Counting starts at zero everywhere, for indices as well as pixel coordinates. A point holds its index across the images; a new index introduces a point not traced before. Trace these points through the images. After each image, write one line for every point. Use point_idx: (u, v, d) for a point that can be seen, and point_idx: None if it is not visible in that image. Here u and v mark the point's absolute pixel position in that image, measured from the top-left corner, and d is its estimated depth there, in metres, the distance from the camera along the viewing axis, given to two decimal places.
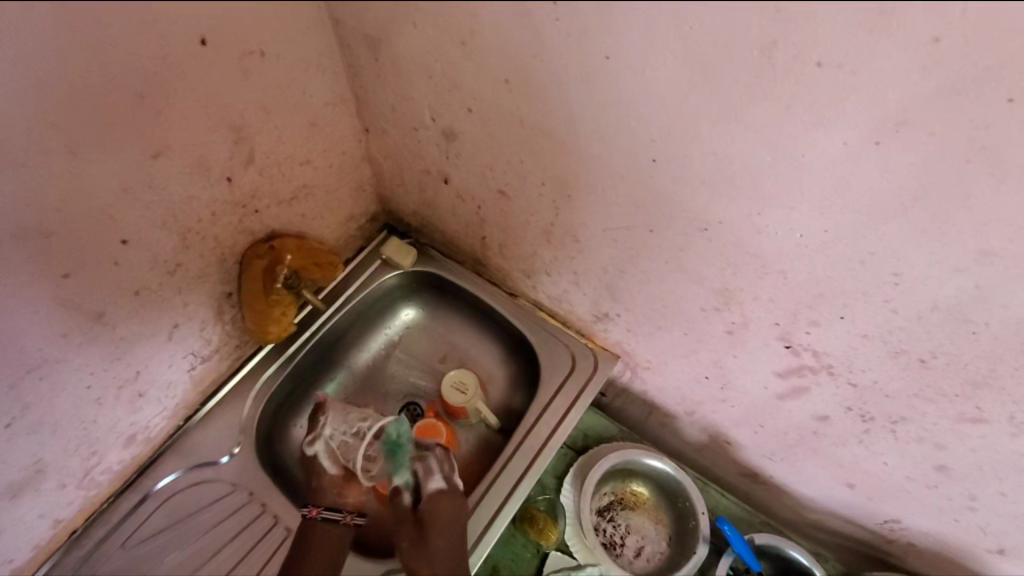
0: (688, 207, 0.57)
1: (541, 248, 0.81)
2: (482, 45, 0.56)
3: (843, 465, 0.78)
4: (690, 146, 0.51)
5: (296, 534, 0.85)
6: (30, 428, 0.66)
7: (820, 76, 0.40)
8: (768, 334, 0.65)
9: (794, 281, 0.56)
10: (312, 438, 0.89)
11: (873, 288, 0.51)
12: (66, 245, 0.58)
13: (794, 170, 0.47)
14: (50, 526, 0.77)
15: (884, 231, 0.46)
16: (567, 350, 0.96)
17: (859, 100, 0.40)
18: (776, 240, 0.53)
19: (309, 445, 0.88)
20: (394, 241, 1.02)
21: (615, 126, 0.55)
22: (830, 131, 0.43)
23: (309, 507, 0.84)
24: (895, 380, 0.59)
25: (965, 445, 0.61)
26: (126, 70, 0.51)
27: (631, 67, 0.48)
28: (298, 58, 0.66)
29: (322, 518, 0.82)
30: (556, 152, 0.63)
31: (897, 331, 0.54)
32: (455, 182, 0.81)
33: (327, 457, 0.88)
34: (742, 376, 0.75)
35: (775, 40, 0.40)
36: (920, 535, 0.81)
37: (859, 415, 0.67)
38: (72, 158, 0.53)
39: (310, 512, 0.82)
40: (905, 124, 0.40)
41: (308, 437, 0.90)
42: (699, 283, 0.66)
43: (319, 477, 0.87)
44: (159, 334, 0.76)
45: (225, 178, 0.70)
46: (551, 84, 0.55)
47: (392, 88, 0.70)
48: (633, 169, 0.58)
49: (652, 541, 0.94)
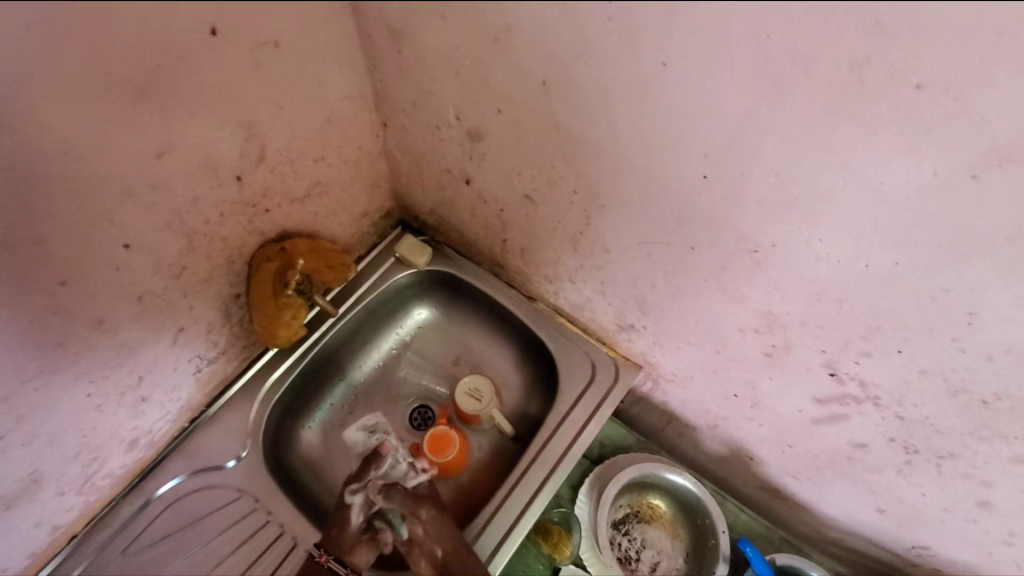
0: (737, 227, 0.53)
1: (567, 255, 0.77)
2: (520, 43, 0.51)
3: (874, 491, 0.75)
4: (749, 165, 0.46)
5: (303, 545, 0.81)
6: (27, 438, 0.63)
7: (916, 100, 0.35)
8: (811, 359, 0.61)
9: (849, 310, 0.52)
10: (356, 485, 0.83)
11: (941, 325, 0.47)
12: (63, 251, 0.53)
13: (867, 198, 0.42)
14: (50, 531, 0.75)
15: (964, 268, 0.42)
16: (587, 359, 0.92)
17: (959, 130, 0.35)
18: (836, 267, 0.49)
19: (350, 491, 0.82)
20: (408, 238, 0.98)
21: (666, 140, 0.50)
22: (918, 159, 0.38)
23: (319, 548, 0.78)
24: (949, 416, 0.56)
25: (1016, 485, 0.58)
26: (126, 64, 0.46)
27: (689, 77, 0.44)
28: (315, 50, 0.61)
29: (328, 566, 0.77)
30: (592, 161, 0.58)
31: (959, 370, 0.50)
32: (477, 183, 0.76)
33: (361, 509, 0.81)
34: (775, 398, 0.72)
35: (868, 56, 0.35)
36: (949, 563, 0.78)
37: (903, 446, 0.63)
38: (69, 159, 0.48)
39: (319, 556, 0.77)
40: (1010, 159, 0.35)
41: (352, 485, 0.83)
42: (740, 304, 0.61)
43: (340, 525, 0.80)
44: (163, 338, 0.72)
45: (234, 178, 0.65)
46: (593, 90, 0.50)
47: (415, 83, 0.65)
48: (680, 184, 0.53)
49: (668, 556, 0.92)
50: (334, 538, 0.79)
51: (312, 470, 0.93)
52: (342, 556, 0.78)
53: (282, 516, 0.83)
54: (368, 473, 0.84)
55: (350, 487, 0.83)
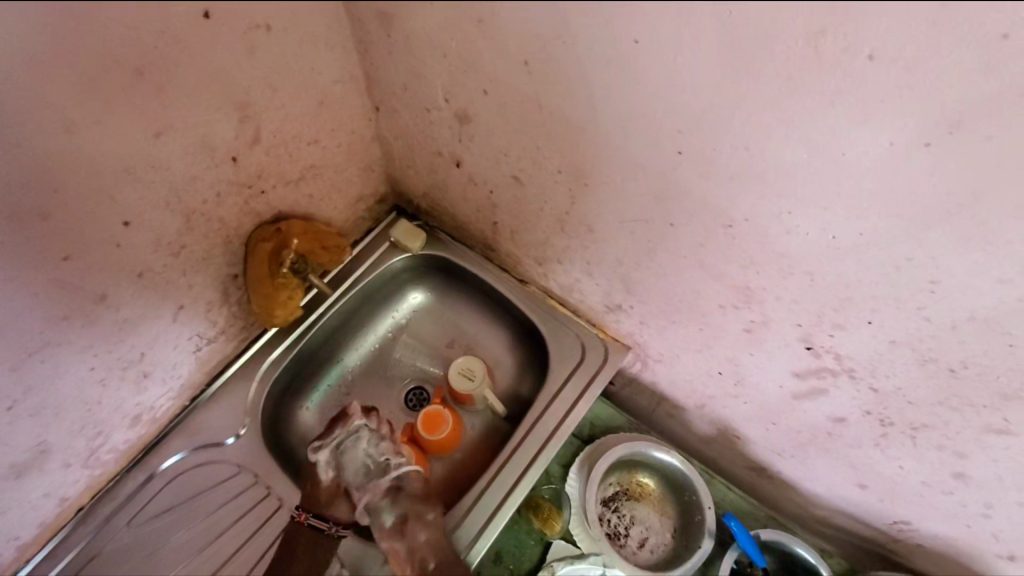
0: (713, 203, 0.54)
1: (555, 236, 0.79)
2: (501, 24, 0.52)
3: (855, 466, 0.77)
4: (720, 139, 0.48)
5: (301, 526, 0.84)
6: (35, 409, 0.65)
7: (870, 71, 0.37)
8: (789, 334, 0.63)
9: (821, 283, 0.54)
10: (319, 444, 0.89)
11: (907, 295, 0.49)
12: (67, 227, 0.56)
13: (830, 169, 0.44)
14: (57, 503, 0.78)
15: (924, 237, 0.44)
16: (577, 340, 0.94)
17: (912, 99, 0.37)
18: (806, 239, 0.51)
19: (313, 450, 0.87)
20: (403, 223, 1.00)
21: (641, 116, 0.52)
22: (876, 128, 0.40)
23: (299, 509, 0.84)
24: (920, 387, 0.57)
25: (987, 455, 0.59)
26: (123, 45, 0.48)
27: (660, 54, 0.45)
28: (306, 34, 0.63)
29: (307, 525, 0.82)
30: (574, 140, 0.60)
31: (926, 339, 0.52)
32: (467, 166, 0.78)
33: (326, 467, 0.87)
34: (758, 374, 0.74)
35: (823, 29, 0.37)
36: (928, 537, 0.80)
37: (878, 419, 0.65)
38: (71, 137, 0.51)
39: (298, 516, 0.82)
40: (959, 126, 0.37)
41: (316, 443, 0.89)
42: (719, 280, 0.63)
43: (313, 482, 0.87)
44: (163, 316, 0.74)
45: (230, 159, 0.67)
46: (572, 69, 0.52)
47: (404, 66, 0.67)
48: (657, 161, 0.55)
49: (656, 532, 0.94)
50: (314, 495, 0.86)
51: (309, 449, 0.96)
52: (320, 511, 0.84)
53: (280, 491, 0.86)
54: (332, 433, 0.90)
55: (314, 446, 0.89)
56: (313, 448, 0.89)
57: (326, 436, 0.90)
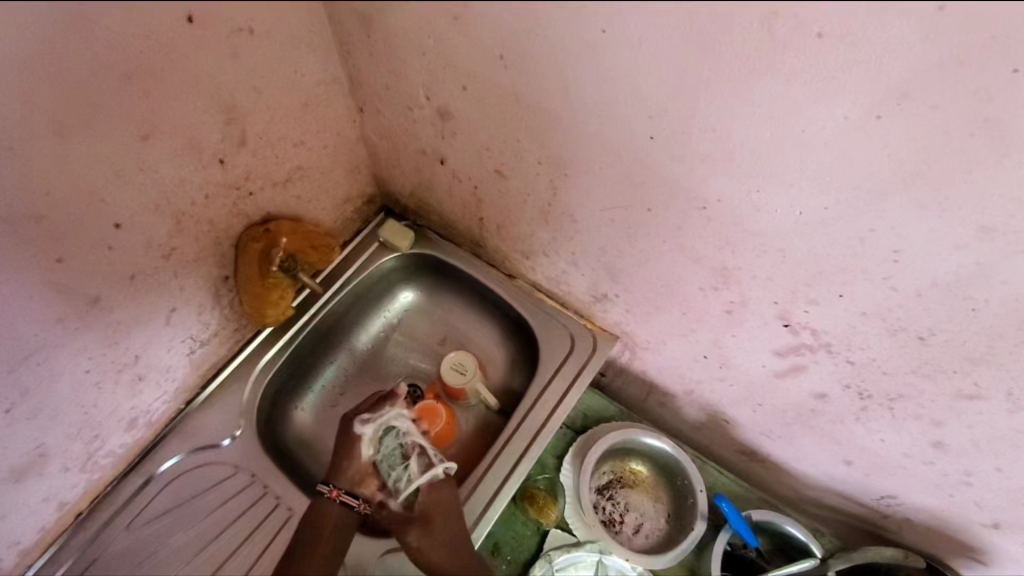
0: (687, 186, 0.56)
1: (540, 228, 0.81)
2: (475, 19, 0.54)
3: (839, 443, 0.79)
4: (688, 123, 0.50)
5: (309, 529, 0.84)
6: (31, 412, 0.66)
7: (820, 49, 0.39)
8: (767, 312, 0.65)
9: (793, 259, 0.56)
10: (367, 418, 0.88)
11: (873, 266, 0.51)
12: (59, 229, 0.57)
13: (793, 145, 0.46)
14: (56, 508, 0.78)
15: (884, 206, 0.46)
16: (565, 331, 0.96)
17: (861, 73, 0.39)
18: (775, 216, 0.53)
19: (360, 423, 0.87)
20: (391, 223, 1.02)
21: (613, 104, 0.54)
22: (830, 104, 0.42)
23: (330, 484, 0.84)
24: (894, 357, 0.59)
25: (961, 422, 0.62)
26: (111, 49, 0.50)
27: (626, 43, 0.47)
28: (289, 36, 0.65)
29: (340, 500, 0.82)
30: (551, 131, 0.62)
31: (895, 309, 0.54)
32: (451, 162, 0.80)
33: (369, 441, 0.86)
34: (741, 355, 0.75)
35: (775, 10, 0.39)
36: (915, 510, 0.82)
37: (858, 392, 0.67)
38: (60, 140, 0.52)
39: (331, 491, 0.82)
40: (907, 97, 0.39)
41: (364, 417, 0.88)
42: (697, 262, 0.65)
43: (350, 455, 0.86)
44: (156, 318, 0.76)
45: (218, 160, 0.69)
46: (545, 61, 0.54)
47: (385, 66, 0.69)
48: (631, 148, 0.57)
49: (651, 518, 0.95)
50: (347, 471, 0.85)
51: (305, 448, 0.97)
52: (352, 489, 0.83)
53: (278, 489, 0.86)
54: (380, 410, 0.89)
55: (361, 418, 0.88)
56: (359, 420, 0.88)
57: (374, 412, 0.89)
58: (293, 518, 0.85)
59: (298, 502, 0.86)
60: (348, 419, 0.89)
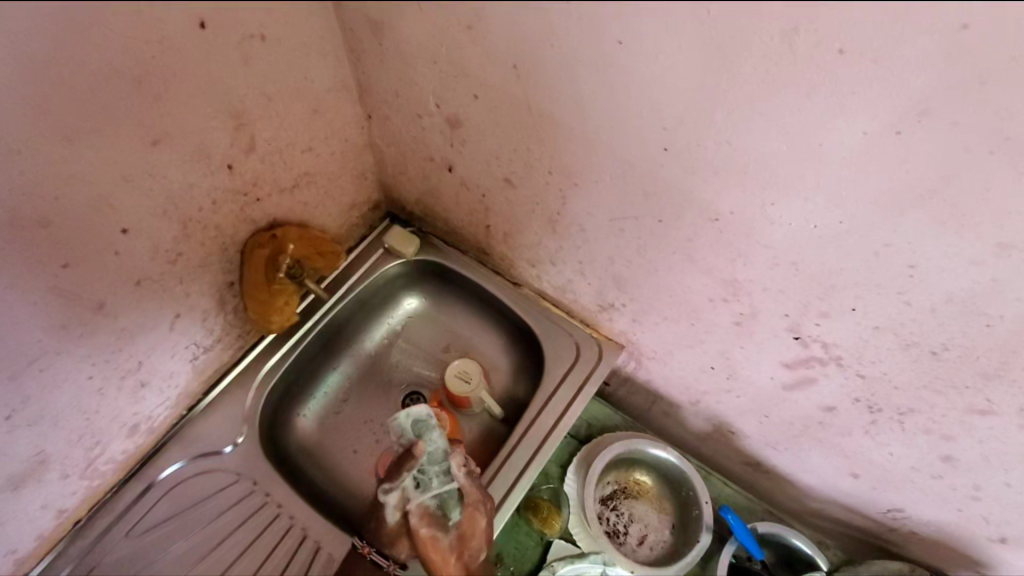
0: (699, 198, 0.56)
1: (547, 237, 0.81)
2: (489, 29, 0.54)
3: (847, 455, 0.78)
4: (703, 135, 0.50)
5: (313, 536, 0.84)
6: (33, 419, 0.65)
7: (841, 64, 0.39)
8: (777, 324, 0.65)
9: (804, 272, 0.56)
10: (389, 486, 0.75)
11: (887, 281, 0.51)
12: (65, 235, 0.57)
13: (809, 159, 0.46)
14: (55, 515, 0.77)
15: (899, 222, 0.46)
16: (571, 340, 0.95)
17: (881, 89, 0.39)
18: (787, 229, 0.53)
19: (382, 493, 0.74)
20: (396, 229, 1.01)
21: (627, 116, 0.54)
22: (848, 120, 0.42)
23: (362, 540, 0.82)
24: (905, 371, 0.59)
25: (972, 437, 0.61)
26: (122, 54, 0.50)
27: (643, 55, 0.47)
28: (300, 42, 0.65)
29: (368, 559, 0.80)
30: (562, 141, 0.62)
31: (909, 323, 0.53)
32: (459, 170, 0.80)
33: (395, 509, 0.75)
34: (749, 367, 0.75)
35: (795, 25, 0.39)
36: (922, 524, 0.81)
37: (867, 406, 0.67)
38: (70, 145, 0.52)
39: (362, 548, 0.81)
40: (928, 113, 0.39)
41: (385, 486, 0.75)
42: (708, 273, 0.65)
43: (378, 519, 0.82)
44: (161, 324, 0.75)
45: (226, 166, 0.68)
46: (559, 71, 0.54)
47: (396, 74, 0.69)
48: (644, 159, 0.57)
49: (655, 529, 0.95)
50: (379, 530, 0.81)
51: (307, 456, 0.96)
52: (384, 548, 0.80)
53: (280, 497, 0.86)
54: (403, 474, 0.75)
55: (382, 488, 0.75)
56: (382, 489, 0.75)
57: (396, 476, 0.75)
58: (294, 526, 0.84)
59: (301, 511, 0.85)
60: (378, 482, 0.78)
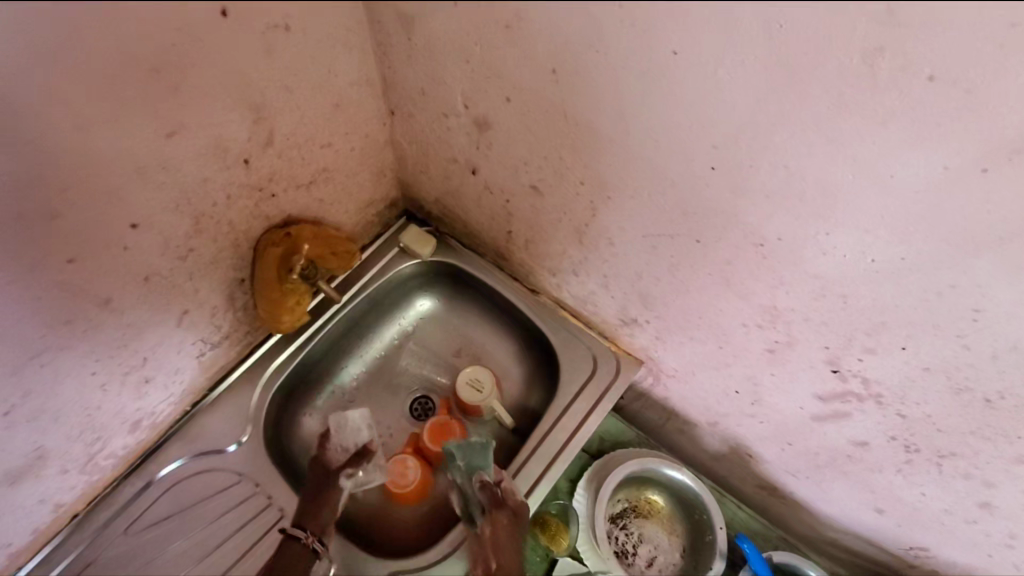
0: (744, 221, 0.53)
1: (572, 247, 0.77)
2: (529, 31, 0.50)
3: (873, 490, 0.75)
4: (757, 157, 0.46)
5: None
6: (33, 415, 0.63)
7: (930, 91, 0.35)
8: (814, 356, 0.61)
9: (853, 306, 0.52)
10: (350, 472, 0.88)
11: (946, 322, 0.47)
12: (71, 229, 0.54)
13: (875, 191, 0.42)
14: (52, 509, 0.75)
15: (972, 263, 0.42)
16: (588, 353, 0.92)
17: (972, 122, 0.35)
18: (840, 261, 0.49)
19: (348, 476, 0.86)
20: (413, 229, 0.98)
21: (672, 128, 0.50)
22: (928, 151, 0.38)
23: (304, 530, 0.78)
24: (952, 415, 0.55)
25: (1016, 486, 0.58)
26: (139, 42, 0.47)
27: (698, 67, 0.44)
28: (326, 34, 0.61)
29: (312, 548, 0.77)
30: (597, 152, 0.58)
31: (963, 368, 0.50)
32: (483, 173, 0.76)
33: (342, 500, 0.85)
34: (777, 395, 0.72)
35: (881, 47, 0.35)
36: (947, 565, 0.78)
37: (903, 445, 0.63)
38: (81, 135, 0.49)
39: (308, 536, 0.78)
40: (1021, 152, 0.35)
41: (347, 471, 0.87)
42: (745, 299, 0.61)
43: (330, 508, 0.82)
44: (168, 320, 0.72)
45: (242, 161, 0.65)
46: (601, 79, 0.50)
47: (424, 70, 0.65)
48: (688, 177, 0.53)
49: (664, 551, 0.92)
50: (320, 515, 0.81)
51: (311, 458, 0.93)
52: (325, 536, 0.80)
53: (283, 503, 0.83)
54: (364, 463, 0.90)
55: (347, 472, 0.87)
56: (343, 474, 0.87)
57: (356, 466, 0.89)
58: None
59: None
60: (329, 463, 0.88)
